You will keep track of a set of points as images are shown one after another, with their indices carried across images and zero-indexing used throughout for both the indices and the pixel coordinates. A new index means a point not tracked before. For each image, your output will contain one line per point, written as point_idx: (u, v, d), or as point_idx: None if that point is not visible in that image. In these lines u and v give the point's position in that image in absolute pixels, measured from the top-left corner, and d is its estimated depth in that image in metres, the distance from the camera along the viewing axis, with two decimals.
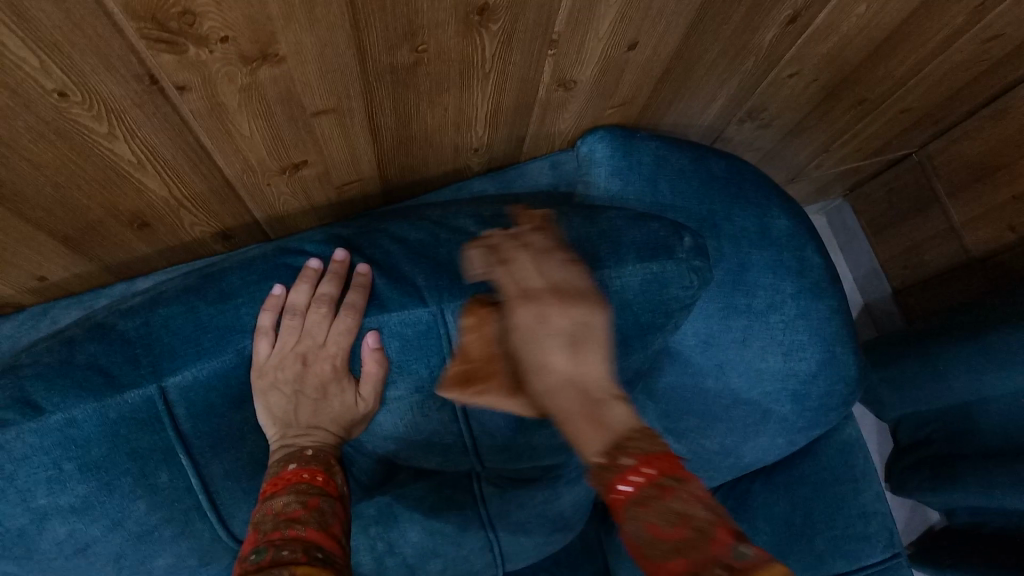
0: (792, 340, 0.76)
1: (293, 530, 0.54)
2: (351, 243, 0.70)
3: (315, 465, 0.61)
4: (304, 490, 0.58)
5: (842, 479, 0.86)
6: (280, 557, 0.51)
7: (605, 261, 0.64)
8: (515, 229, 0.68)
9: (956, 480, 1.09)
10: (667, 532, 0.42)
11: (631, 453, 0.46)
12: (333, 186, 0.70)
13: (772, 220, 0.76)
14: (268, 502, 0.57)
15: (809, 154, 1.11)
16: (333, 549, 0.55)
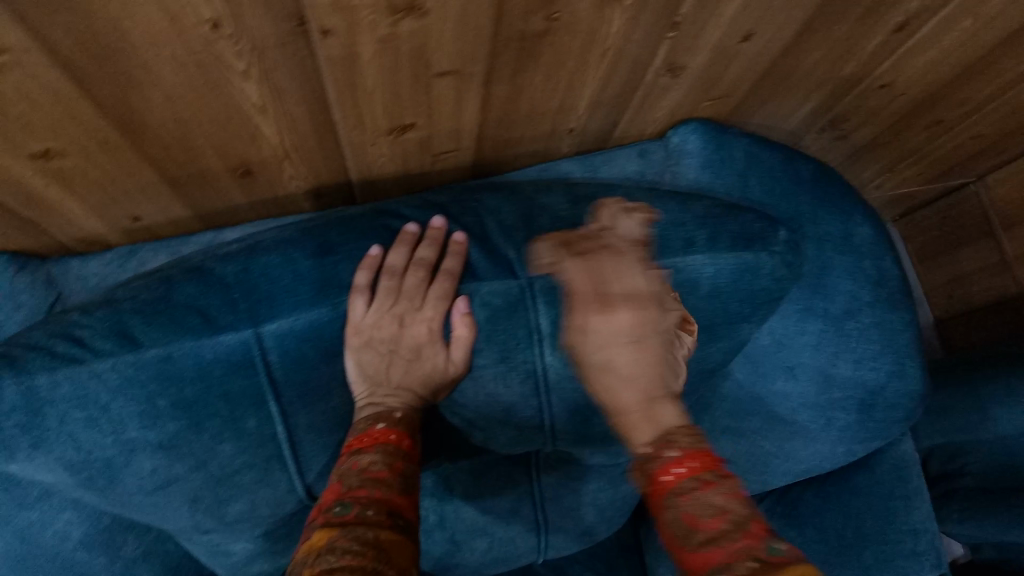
0: (865, 348, 0.76)
1: (378, 492, 0.55)
2: (444, 210, 0.70)
3: (402, 428, 0.61)
4: (390, 452, 0.59)
5: (895, 495, 0.85)
6: (364, 519, 0.53)
7: (699, 245, 0.66)
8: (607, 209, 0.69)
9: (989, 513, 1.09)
10: (705, 522, 0.49)
11: (680, 446, 0.54)
12: (430, 153, 0.71)
13: (855, 226, 0.76)
14: (354, 458, 0.58)
15: (872, 172, 1.12)
16: (412, 515, 0.56)
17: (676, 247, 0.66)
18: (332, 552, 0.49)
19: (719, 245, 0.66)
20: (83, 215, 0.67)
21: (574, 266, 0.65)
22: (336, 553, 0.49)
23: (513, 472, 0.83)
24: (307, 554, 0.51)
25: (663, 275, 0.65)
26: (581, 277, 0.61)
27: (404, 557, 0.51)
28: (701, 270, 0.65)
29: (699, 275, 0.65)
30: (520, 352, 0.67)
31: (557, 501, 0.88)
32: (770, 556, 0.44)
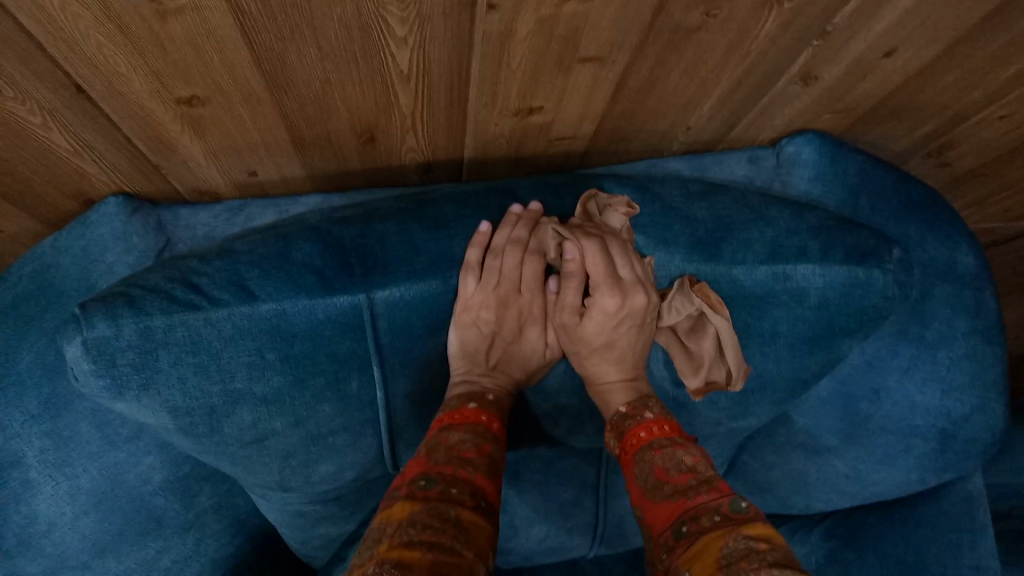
0: (954, 378, 0.75)
1: (463, 471, 0.56)
2: (555, 194, 0.71)
3: (492, 410, 0.62)
4: (479, 433, 0.59)
5: (962, 529, 0.84)
6: (448, 496, 0.53)
7: (811, 256, 0.67)
8: (721, 209, 0.69)
9: None
10: (675, 477, 0.57)
11: (653, 411, 0.63)
12: (547, 138, 0.71)
13: (960, 255, 0.75)
14: (443, 433, 0.59)
15: (959, 203, 1.11)
16: (495, 500, 0.56)
17: (789, 254, 0.67)
18: (413, 524, 0.50)
19: (835, 258, 0.67)
20: (204, 165, 0.68)
21: (682, 257, 0.67)
22: (416, 527, 0.50)
23: (582, 464, 0.83)
24: (387, 523, 0.52)
25: (772, 279, 0.66)
26: (595, 262, 0.62)
27: (484, 541, 0.52)
28: (810, 280, 0.66)
29: (806, 284, 0.66)
30: None
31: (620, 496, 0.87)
32: (734, 513, 0.53)
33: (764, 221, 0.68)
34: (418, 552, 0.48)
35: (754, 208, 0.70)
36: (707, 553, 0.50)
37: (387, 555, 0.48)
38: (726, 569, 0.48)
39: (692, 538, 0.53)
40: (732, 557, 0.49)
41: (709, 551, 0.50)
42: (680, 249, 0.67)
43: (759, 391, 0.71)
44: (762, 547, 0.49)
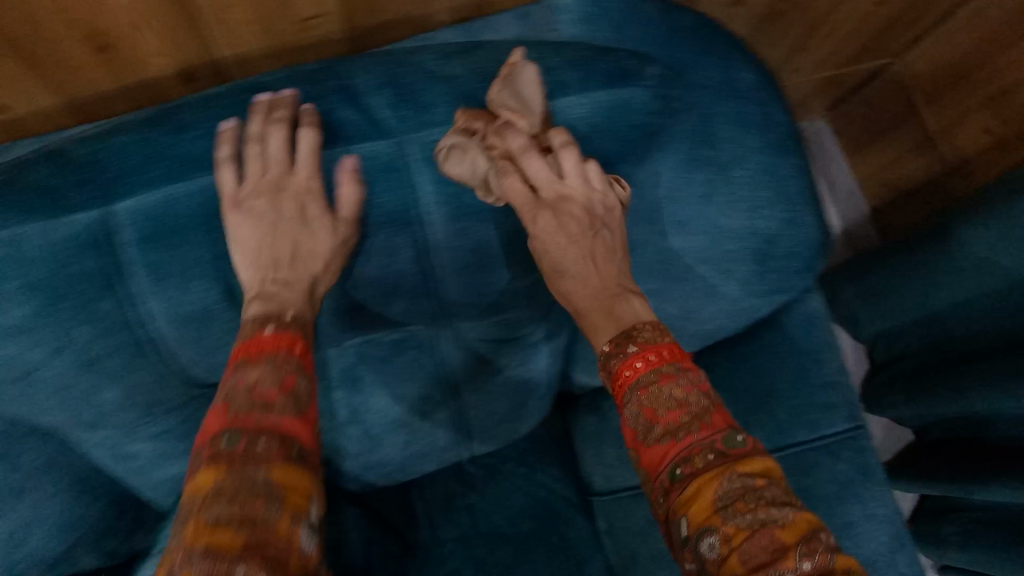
0: (755, 196, 0.77)
1: (266, 418, 0.50)
2: (312, 81, 0.68)
3: (296, 332, 0.55)
4: (278, 366, 0.52)
5: (805, 350, 0.88)
6: (252, 455, 0.47)
7: (570, 87, 0.66)
8: (477, 65, 0.68)
9: (964, 385, 1.16)
10: (664, 417, 0.55)
11: (637, 343, 0.58)
12: (295, 22, 0.69)
13: (735, 75, 0.77)
14: (239, 373, 0.51)
15: (781, 52, 1.11)
16: (309, 441, 0.51)
17: (551, 90, 0.65)
18: (218, 500, 0.45)
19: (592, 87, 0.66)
20: None
21: (443, 122, 0.66)
22: (224, 502, 0.45)
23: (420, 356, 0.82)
24: (191, 492, 0.46)
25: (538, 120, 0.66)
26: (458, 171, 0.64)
27: (299, 495, 0.47)
28: (575, 110, 0.65)
29: (571, 118, 0.65)
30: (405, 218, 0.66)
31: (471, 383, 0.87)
32: (730, 449, 0.53)
33: (522, 65, 0.68)
34: (229, 538, 0.43)
35: (514, 57, 0.69)
36: (701, 496, 0.50)
37: (194, 543, 0.42)
38: (723, 511, 0.49)
39: (687, 480, 0.52)
40: (728, 498, 0.50)
41: (704, 494, 0.50)
42: (441, 114, 0.66)
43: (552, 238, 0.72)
44: (763, 485, 0.50)
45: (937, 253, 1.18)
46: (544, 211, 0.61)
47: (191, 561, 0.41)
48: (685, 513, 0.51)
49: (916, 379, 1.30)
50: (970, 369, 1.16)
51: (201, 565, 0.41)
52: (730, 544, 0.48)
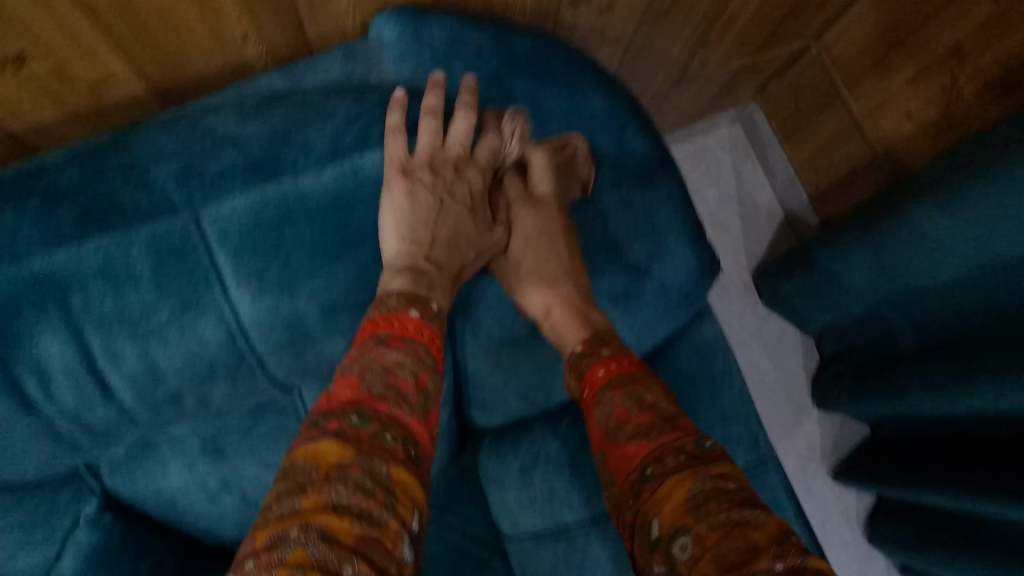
0: (614, 234, 0.73)
1: (399, 410, 0.53)
2: (97, 153, 0.59)
3: (433, 326, 0.60)
4: (418, 356, 0.57)
5: (698, 382, 0.84)
6: (379, 445, 0.50)
7: (374, 141, 0.62)
8: (278, 121, 0.61)
9: (913, 388, 1.11)
10: (636, 417, 0.56)
11: (608, 347, 0.62)
12: (83, 84, 0.60)
13: (584, 103, 0.72)
14: (381, 348, 0.56)
15: (684, 49, 1.02)
16: (423, 442, 0.54)
17: (351, 145, 0.61)
18: (343, 482, 0.46)
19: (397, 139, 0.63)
20: None
21: (240, 189, 0.58)
22: (348, 488, 0.46)
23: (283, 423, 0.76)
24: (311, 468, 0.47)
25: (340, 178, 0.60)
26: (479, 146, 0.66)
27: (411, 498, 0.49)
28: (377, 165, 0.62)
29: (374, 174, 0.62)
30: (204, 296, 0.58)
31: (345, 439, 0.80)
32: (701, 450, 0.53)
33: (324, 116, 0.61)
34: (343, 522, 0.44)
35: (315, 106, 0.62)
36: (672, 495, 0.50)
37: (312, 519, 0.43)
38: (694, 510, 0.48)
39: (656, 480, 0.52)
40: (699, 499, 0.48)
41: (676, 496, 0.49)
42: (237, 182, 0.58)
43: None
44: (737, 486, 0.49)
45: (865, 249, 1.12)
46: (523, 223, 0.70)
47: (310, 538, 0.42)
48: (658, 513, 0.50)
49: (859, 376, 1.26)
50: (912, 373, 1.11)
51: (320, 546, 0.42)
52: (703, 545, 0.46)
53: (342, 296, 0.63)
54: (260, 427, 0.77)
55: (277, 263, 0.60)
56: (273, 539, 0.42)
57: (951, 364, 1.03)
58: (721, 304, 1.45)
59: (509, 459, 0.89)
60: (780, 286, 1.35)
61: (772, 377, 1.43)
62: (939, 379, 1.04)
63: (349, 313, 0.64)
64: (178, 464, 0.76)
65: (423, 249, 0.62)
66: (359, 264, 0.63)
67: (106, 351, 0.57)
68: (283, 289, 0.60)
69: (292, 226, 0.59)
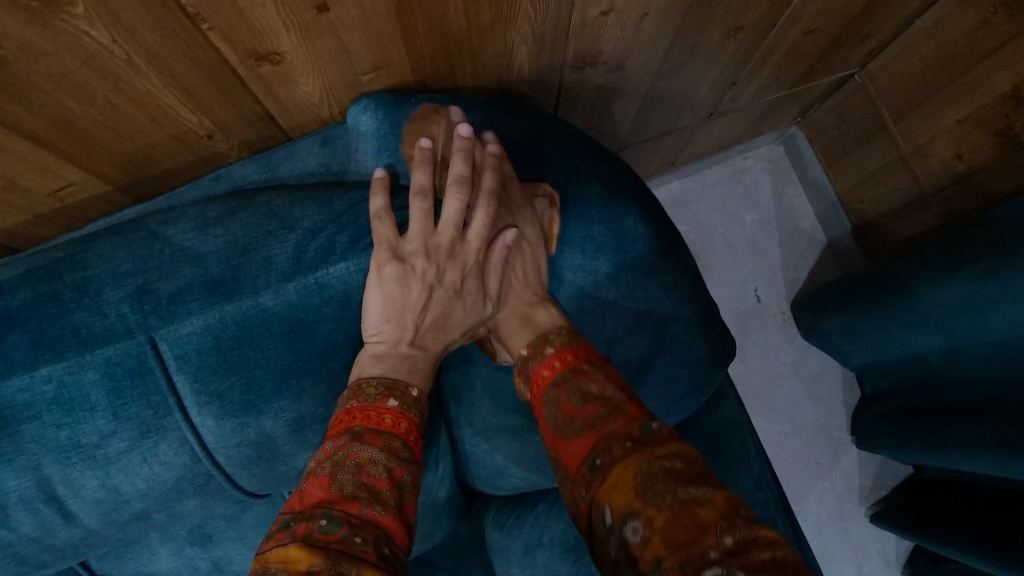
0: (615, 326, 0.68)
1: (371, 509, 0.47)
2: (55, 270, 0.55)
3: (411, 416, 0.55)
4: (394, 451, 0.52)
5: (714, 469, 0.78)
6: (350, 547, 0.44)
7: (340, 250, 0.57)
8: (239, 232, 0.57)
9: (951, 442, 1.02)
10: (580, 411, 0.52)
11: (556, 346, 0.58)
12: (41, 196, 0.56)
13: (582, 188, 0.67)
14: (355, 444, 0.50)
15: (709, 90, 0.95)
16: (402, 542, 0.48)
17: (315, 259, 0.57)
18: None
19: (364, 247, 0.58)
20: None
21: (197, 311, 0.54)
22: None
23: None
24: (280, 573, 0.41)
25: (306, 294, 0.56)
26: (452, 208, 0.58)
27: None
28: (345, 276, 0.57)
29: (346, 286, 0.58)
30: (164, 422, 0.55)
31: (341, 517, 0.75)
32: (647, 433, 0.48)
33: (287, 226, 0.57)
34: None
35: (279, 214, 0.58)
36: (621, 481, 0.46)
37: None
38: (642, 493, 0.44)
39: (605, 470, 0.48)
40: (647, 479, 0.45)
41: (624, 482, 0.46)
42: (195, 302, 0.54)
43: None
44: (684, 462, 0.45)
45: (909, 294, 1.03)
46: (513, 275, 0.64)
47: None
48: (608, 500, 0.46)
49: (902, 425, 1.15)
50: (954, 426, 1.03)
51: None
52: (652, 526, 0.42)
53: (314, 412, 0.60)
54: (248, 517, 0.71)
55: (240, 385, 0.56)
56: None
57: (996, 428, 0.94)
58: (758, 334, 1.35)
59: (509, 538, 0.83)
60: (818, 322, 1.25)
61: (811, 413, 1.33)
62: (979, 442, 0.96)
63: (319, 429, 0.61)
64: (169, 548, 0.73)
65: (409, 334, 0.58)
66: (330, 378, 0.60)
67: (68, 484, 0.54)
68: (249, 411, 0.57)
69: (254, 347, 0.56)
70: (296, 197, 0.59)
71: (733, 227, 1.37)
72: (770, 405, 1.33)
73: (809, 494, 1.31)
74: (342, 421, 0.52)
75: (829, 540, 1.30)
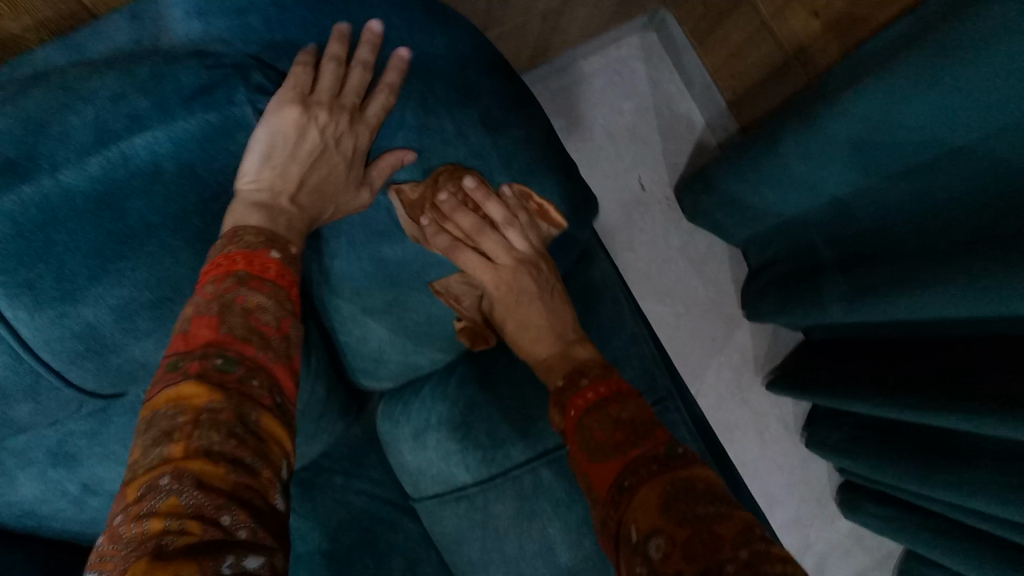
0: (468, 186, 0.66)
1: (264, 354, 0.50)
2: None
3: (293, 272, 0.55)
4: (280, 300, 0.53)
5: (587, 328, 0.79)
6: (247, 390, 0.48)
7: (145, 122, 0.56)
8: (32, 112, 0.55)
9: (830, 296, 1.07)
10: (611, 430, 0.60)
11: (588, 377, 0.66)
12: None
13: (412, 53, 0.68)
14: (242, 289, 0.51)
15: None
16: (290, 387, 0.52)
17: (118, 133, 0.55)
18: (215, 427, 0.44)
19: (167, 113, 0.56)
20: None
21: None
22: (219, 432, 0.44)
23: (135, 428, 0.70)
24: (178, 413, 0.45)
25: (108, 168, 0.55)
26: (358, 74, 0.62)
27: (278, 448, 0.48)
28: (151, 150, 0.56)
29: (155, 159, 0.56)
30: None
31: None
32: (671, 459, 0.55)
33: (82, 100, 0.56)
34: (219, 466, 0.43)
35: (77, 91, 0.56)
36: (649, 501, 0.52)
37: (183, 465, 0.42)
38: (668, 513, 0.50)
39: (632, 488, 0.54)
40: (670, 502, 0.51)
41: (651, 502, 0.52)
42: None
43: (183, 291, 0.59)
44: (702, 486, 0.52)
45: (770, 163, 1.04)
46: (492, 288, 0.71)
47: (184, 488, 0.41)
48: (632, 519, 0.51)
49: (785, 290, 1.19)
50: (831, 282, 1.07)
51: (194, 495, 0.41)
52: (673, 542, 0.48)
53: (141, 296, 0.57)
54: (112, 429, 0.69)
55: (49, 272, 0.54)
56: (145, 491, 0.41)
57: (869, 277, 0.98)
58: (644, 222, 1.35)
59: (399, 427, 0.82)
60: (699, 202, 1.26)
61: (700, 292, 1.34)
62: (854, 292, 1.01)
63: (148, 314, 0.58)
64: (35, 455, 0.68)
65: (288, 190, 0.59)
66: (153, 256, 0.57)
67: None
68: (66, 297, 0.55)
69: (60, 229, 0.54)
70: (96, 74, 0.58)
71: (612, 117, 1.35)
72: (662, 288, 1.34)
73: (707, 370, 1.32)
74: (223, 266, 0.52)
75: (729, 411, 1.32)
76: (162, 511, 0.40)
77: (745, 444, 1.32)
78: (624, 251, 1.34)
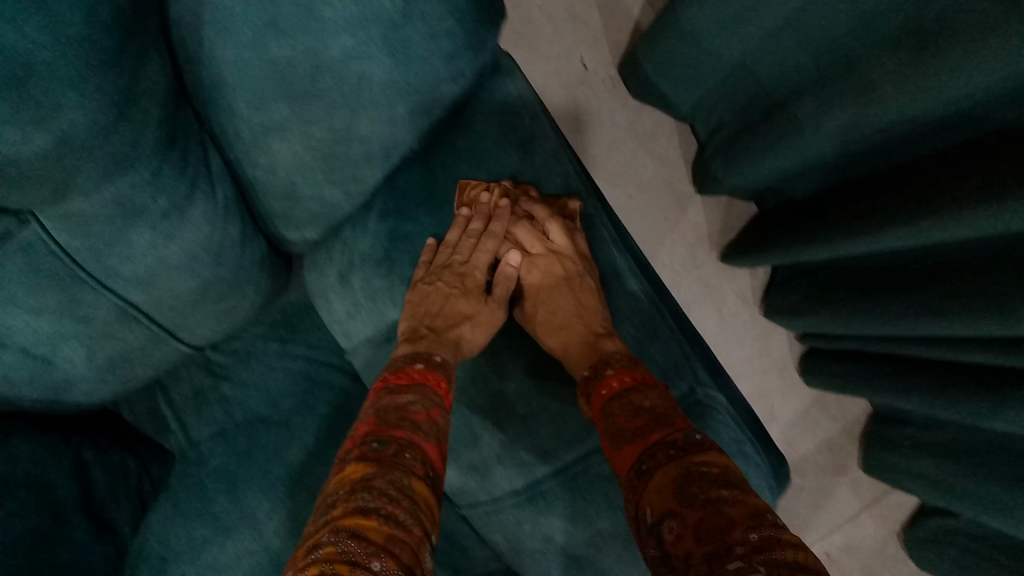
0: None
1: (415, 434, 0.57)
2: None
3: (440, 372, 0.64)
4: (428, 395, 0.61)
5: (504, 145, 0.75)
6: (400, 461, 0.54)
7: None
8: None
9: (761, 143, 1.01)
10: (632, 421, 0.59)
11: (613, 367, 0.65)
12: None
13: None
14: (393, 389, 0.61)
15: None
16: (440, 468, 0.58)
17: None
18: (369, 491, 0.51)
19: None
20: None
21: None
22: (372, 494, 0.51)
23: (31, 273, 0.65)
24: (340, 487, 0.53)
25: None
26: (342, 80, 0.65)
27: (428, 517, 0.53)
28: None
29: None
30: None
31: (114, 254, 0.67)
32: (692, 443, 0.54)
33: None
34: (371, 523, 0.49)
35: None
36: (662, 482, 0.52)
37: (341, 523, 0.49)
38: (678, 494, 0.50)
39: (649, 473, 0.54)
40: (682, 483, 0.50)
41: (665, 485, 0.51)
42: None
43: (40, 67, 0.50)
44: (716, 467, 0.51)
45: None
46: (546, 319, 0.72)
47: (339, 537, 0.47)
48: (648, 503, 0.51)
49: (735, 146, 1.11)
50: (766, 123, 1.01)
51: (349, 544, 0.47)
52: (683, 524, 0.48)
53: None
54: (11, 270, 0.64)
55: None
56: (309, 548, 0.47)
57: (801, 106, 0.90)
58: (590, 102, 1.30)
59: (325, 272, 0.79)
60: (641, 68, 1.19)
61: (651, 171, 1.30)
62: (785, 130, 0.94)
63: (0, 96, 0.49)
64: None
65: (427, 319, 0.69)
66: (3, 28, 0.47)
67: None
68: None
69: None
70: None
71: None
72: (612, 169, 1.30)
73: (661, 248, 1.29)
74: (380, 381, 0.63)
75: (685, 289, 1.29)
76: (321, 557, 0.46)
77: (699, 322, 1.29)
78: (571, 133, 1.30)
